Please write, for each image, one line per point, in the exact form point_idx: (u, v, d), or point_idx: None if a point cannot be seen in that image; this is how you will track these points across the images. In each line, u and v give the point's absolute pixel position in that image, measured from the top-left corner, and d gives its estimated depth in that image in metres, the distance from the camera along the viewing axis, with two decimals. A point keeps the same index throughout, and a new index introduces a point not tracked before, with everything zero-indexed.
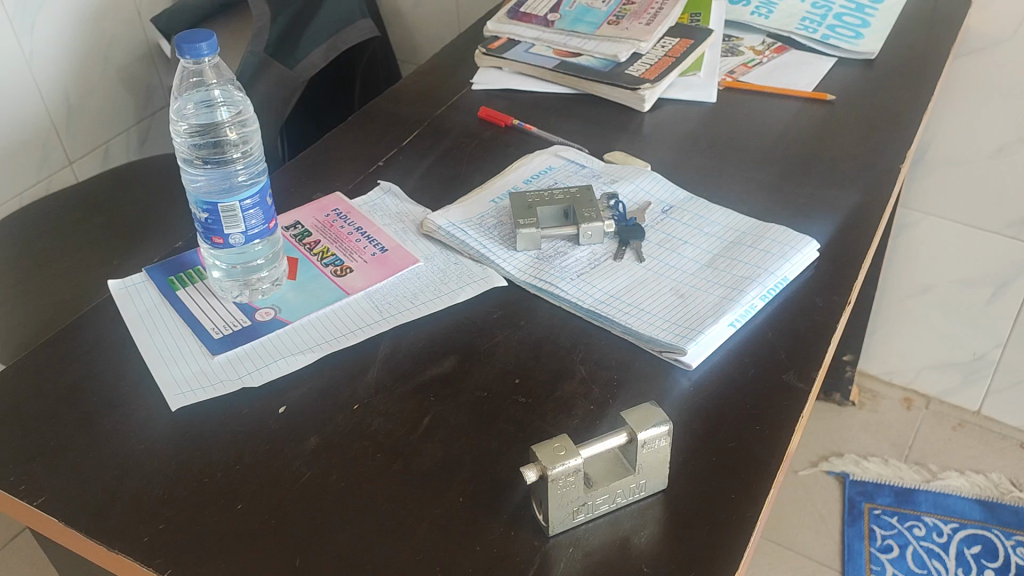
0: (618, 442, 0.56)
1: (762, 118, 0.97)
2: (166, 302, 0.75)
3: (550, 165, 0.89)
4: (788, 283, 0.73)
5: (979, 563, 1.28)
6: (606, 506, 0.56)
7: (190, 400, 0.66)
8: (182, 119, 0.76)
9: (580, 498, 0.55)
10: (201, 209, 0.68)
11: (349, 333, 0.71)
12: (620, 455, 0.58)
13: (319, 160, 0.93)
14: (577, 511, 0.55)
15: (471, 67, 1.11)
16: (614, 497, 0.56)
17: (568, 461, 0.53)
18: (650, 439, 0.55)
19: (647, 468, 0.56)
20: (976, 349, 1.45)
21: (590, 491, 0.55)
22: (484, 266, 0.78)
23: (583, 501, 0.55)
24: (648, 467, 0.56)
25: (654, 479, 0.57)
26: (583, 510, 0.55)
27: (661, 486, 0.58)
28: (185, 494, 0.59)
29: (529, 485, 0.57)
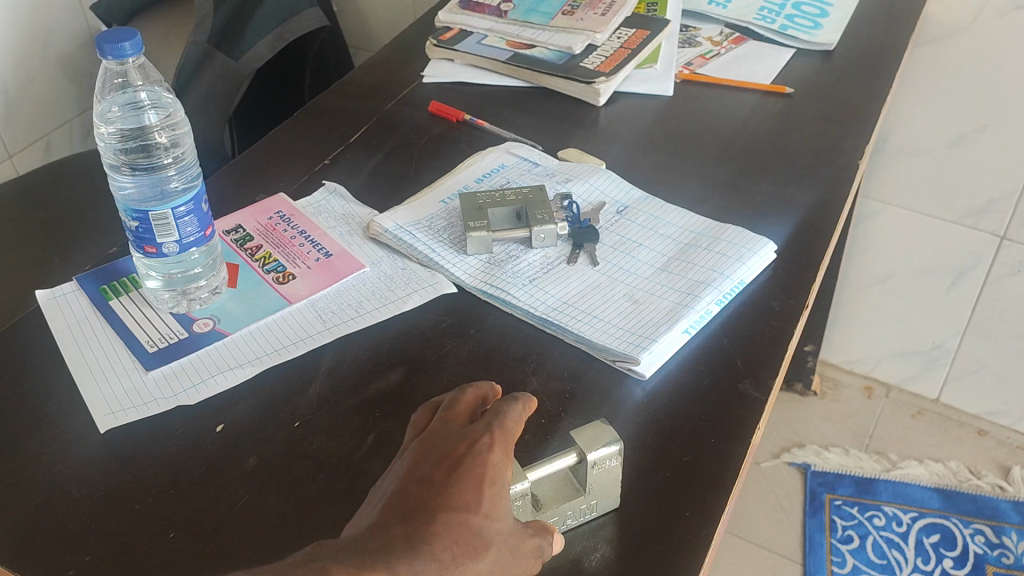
0: (568, 463, 0.54)
1: (720, 112, 0.95)
2: (97, 313, 0.71)
3: (503, 163, 0.86)
4: (744, 286, 0.72)
5: (938, 551, 1.29)
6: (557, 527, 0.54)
7: (122, 420, 0.62)
8: (106, 122, 0.72)
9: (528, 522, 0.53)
10: (131, 218, 0.64)
11: (292, 344, 0.68)
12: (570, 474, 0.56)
13: (262, 159, 0.90)
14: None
15: (422, 58, 1.07)
16: (564, 520, 0.54)
17: (515, 486, 0.51)
18: (601, 460, 0.53)
19: (599, 489, 0.54)
20: (935, 337, 1.45)
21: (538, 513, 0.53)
22: (434, 270, 0.75)
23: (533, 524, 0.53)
24: (600, 488, 0.54)
25: (607, 498, 0.55)
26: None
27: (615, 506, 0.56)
28: (115, 523, 0.56)
29: None
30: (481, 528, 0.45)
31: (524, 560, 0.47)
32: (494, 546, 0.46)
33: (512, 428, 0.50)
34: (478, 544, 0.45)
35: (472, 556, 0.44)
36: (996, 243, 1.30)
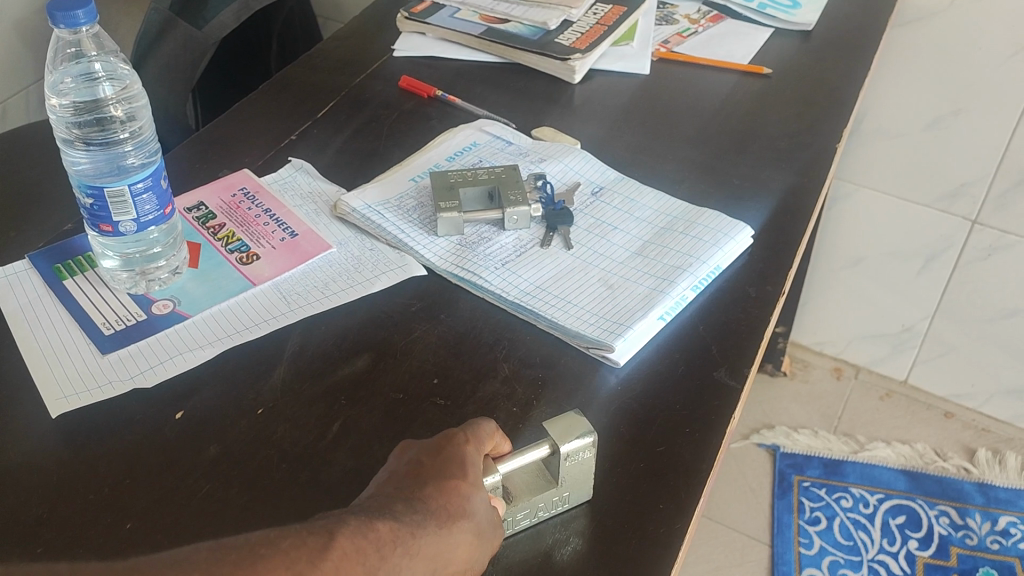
0: (540, 455, 0.53)
1: (698, 91, 0.93)
2: (51, 294, 0.68)
3: (475, 141, 0.84)
4: (720, 272, 0.70)
5: (903, 533, 1.30)
6: (527, 520, 0.53)
7: (76, 406, 0.60)
8: (59, 95, 0.69)
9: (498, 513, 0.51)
10: (85, 195, 0.61)
11: (256, 327, 0.66)
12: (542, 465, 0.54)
13: (225, 133, 0.87)
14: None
15: (393, 31, 1.05)
16: (535, 511, 0.53)
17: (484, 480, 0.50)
18: (573, 453, 0.52)
19: (571, 481, 0.52)
20: (905, 320, 1.46)
21: (508, 506, 0.52)
22: (403, 252, 0.73)
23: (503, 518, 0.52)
24: (573, 481, 0.53)
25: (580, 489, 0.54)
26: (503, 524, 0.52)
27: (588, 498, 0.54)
28: (68, 513, 0.53)
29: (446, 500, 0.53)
30: (468, 494, 0.48)
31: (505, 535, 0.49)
32: (482, 511, 0.48)
33: (488, 431, 0.52)
34: (467, 506, 0.47)
35: (463, 518, 0.47)
36: (967, 227, 1.30)
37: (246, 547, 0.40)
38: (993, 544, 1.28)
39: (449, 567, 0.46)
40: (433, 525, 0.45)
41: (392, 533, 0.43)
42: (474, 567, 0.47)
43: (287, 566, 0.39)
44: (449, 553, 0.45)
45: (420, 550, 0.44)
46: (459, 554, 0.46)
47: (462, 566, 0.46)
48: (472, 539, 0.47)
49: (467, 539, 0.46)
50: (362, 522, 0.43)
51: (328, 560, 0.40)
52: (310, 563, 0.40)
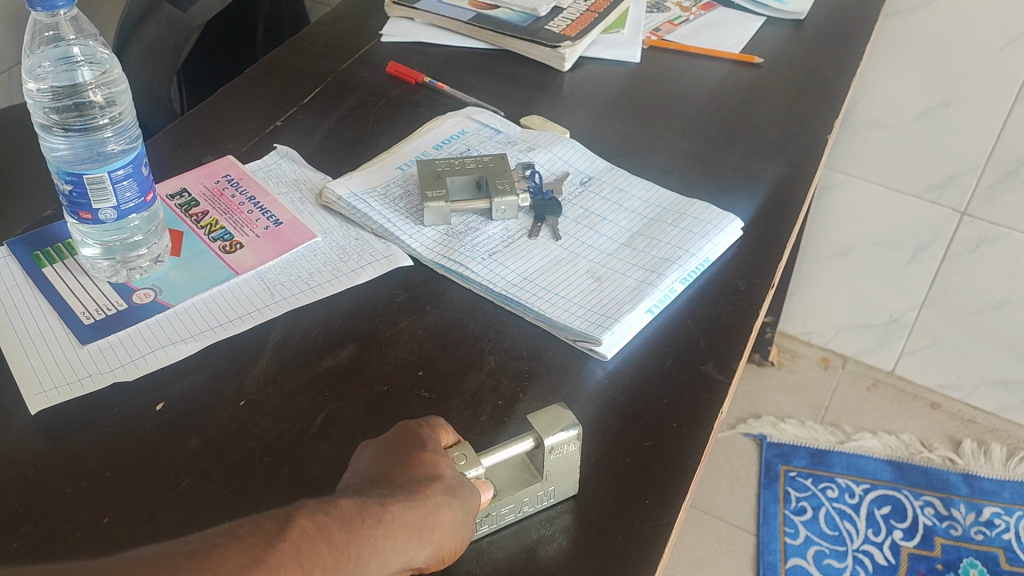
0: (525, 448, 0.52)
1: (689, 80, 0.92)
2: (29, 282, 0.67)
3: (463, 129, 0.83)
4: (709, 264, 0.70)
5: (888, 523, 1.30)
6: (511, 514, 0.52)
7: (54, 397, 0.59)
8: (36, 79, 0.67)
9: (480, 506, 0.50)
10: (64, 181, 0.60)
11: (238, 318, 0.65)
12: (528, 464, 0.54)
13: (209, 118, 0.85)
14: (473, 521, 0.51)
15: (381, 15, 1.03)
16: (520, 505, 0.52)
17: (469, 472, 0.49)
18: (557, 447, 0.51)
19: (558, 475, 0.52)
20: (893, 311, 1.46)
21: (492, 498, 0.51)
22: (389, 242, 0.72)
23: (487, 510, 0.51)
24: (558, 475, 0.52)
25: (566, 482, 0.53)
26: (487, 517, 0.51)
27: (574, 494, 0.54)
28: (44, 508, 0.52)
29: None
30: (432, 463, 0.47)
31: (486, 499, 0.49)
32: (451, 475, 0.47)
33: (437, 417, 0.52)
34: (434, 473, 0.47)
35: (435, 485, 0.46)
36: (956, 218, 1.30)
37: (200, 541, 0.37)
38: (977, 534, 1.28)
39: (434, 533, 0.44)
40: (406, 495, 0.44)
41: (359, 506, 0.42)
42: (461, 533, 0.46)
43: (244, 552, 0.37)
44: (432, 519, 0.44)
45: (396, 518, 0.43)
46: (442, 518, 0.45)
47: (450, 531, 0.45)
48: (451, 501, 0.46)
49: (445, 503, 0.45)
50: (323, 502, 0.41)
51: (286, 542, 0.38)
52: (266, 546, 0.38)
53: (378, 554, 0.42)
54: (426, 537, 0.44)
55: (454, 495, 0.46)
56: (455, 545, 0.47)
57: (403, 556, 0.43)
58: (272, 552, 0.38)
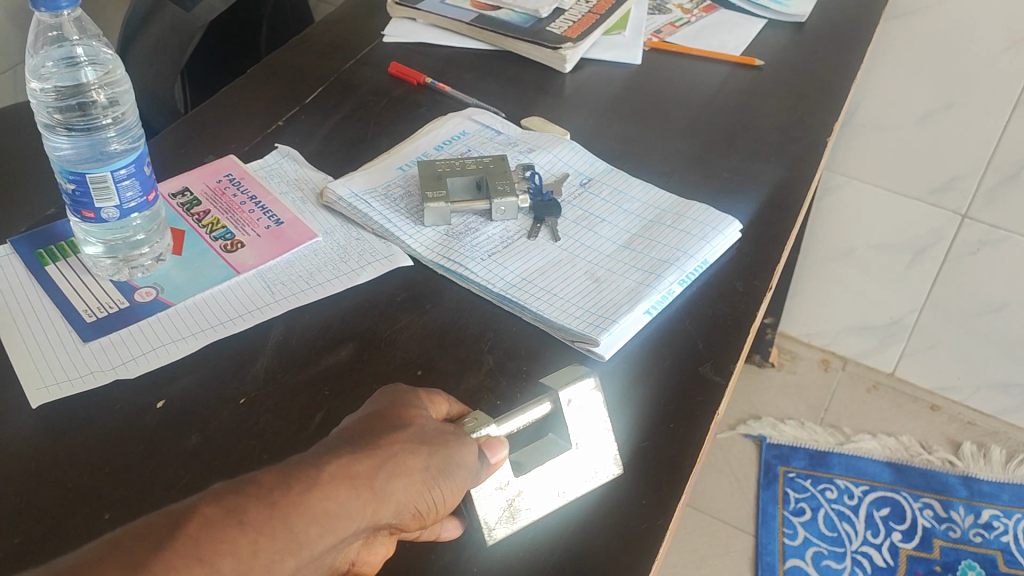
0: (546, 412, 0.54)
1: (689, 82, 0.92)
2: (32, 279, 0.68)
3: (464, 129, 0.84)
4: (707, 266, 0.70)
5: (887, 525, 1.30)
6: (554, 501, 0.53)
7: (56, 394, 0.59)
8: (40, 79, 0.68)
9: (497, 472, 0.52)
10: (67, 180, 0.61)
11: (239, 316, 0.65)
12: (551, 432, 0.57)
13: (211, 118, 0.86)
14: (507, 511, 0.52)
15: (384, 16, 1.04)
16: (562, 489, 0.53)
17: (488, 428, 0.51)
18: (575, 397, 0.55)
19: (588, 438, 0.55)
20: (893, 313, 1.46)
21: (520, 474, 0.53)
22: (389, 241, 0.72)
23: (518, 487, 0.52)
24: (585, 433, 0.55)
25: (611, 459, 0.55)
26: (522, 503, 0.52)
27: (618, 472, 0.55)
28: (45, 502, 0.53)
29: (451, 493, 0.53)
30: (397, 425, 0.47)
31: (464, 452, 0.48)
32: (415, 434, 0.47)
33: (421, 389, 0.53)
34: (394, 434, 0.46)
35: (394, 443, 0.46)
36: (957, 221, 1.30)
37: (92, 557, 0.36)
38: (976, 537, 1.28)
39: (387, 488, 0.44)
40: (356, 451, 0.44)
41: (289, 470, 0.41)
42: (425, 491, 0.45)
43: (133, 555, 0.36)
44: (382, 475, 0.44)
45: (332, 481, 0.42)
46: (397, 474, 0.44)
47: (410, 487, 0.45)
48: (410, 456, 0.45)
49: (400, 461, 0.45)
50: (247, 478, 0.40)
51: (184, 535, 0.37)
52: (159, 543, 0.36)
53: (315, 519, 0.40)
54: (381, 490, 0.43)
55: (415, 451, 0.46)
56: (428, 501, 0.46)
57: (359, 513, 0.42)
58: (163, 550, 0.36)
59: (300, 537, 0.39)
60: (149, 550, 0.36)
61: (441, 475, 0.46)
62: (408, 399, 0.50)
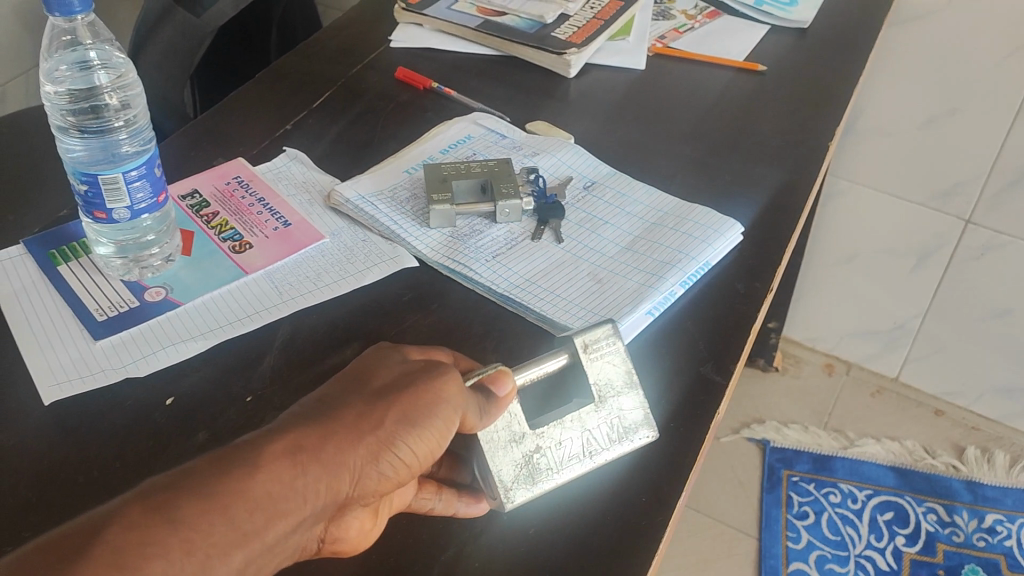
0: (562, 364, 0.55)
1: (692, 87, 0.93)
2: (44, 279, 0.69)
3: (469, 133, 0.85)
4: (709, 268, 0.71)
5: (891, 529, 1.31)
6: (576, 462, 0.54)
7: (68, 391, 0.60)
8: (54, 82, 0.69)
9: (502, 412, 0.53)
10: (80, 181, 0.62)
11: (246, 316, 0.66)
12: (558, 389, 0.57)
13: (220, 122, 0.87)
14: (526, 468, 0.53)
15: (391, 21, 1.05)
16: (586, 451, 0.54)
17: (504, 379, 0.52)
18: (596, 350, 0.55)
19: (612, 396, 0.56)
20: (897, 318, 1.46)
21: (538, 429, 0.54)
22: (395, 243, 0.73)
23: (536, 443, 0.53)
24: (606, 391, 0.56)
25: (642, 423, 0.56)
26: (541, 460, 0.53)
27: (651, 436, 0.56)
28: (56, 496, 0.54)
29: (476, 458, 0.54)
30: (359, 395, 0.47)
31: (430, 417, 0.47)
32: (374, 402, 0.46)
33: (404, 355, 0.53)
34: (353, 405, 0.46)
35: (348, 415, 0.46)
36: (961, 226, 1.31)
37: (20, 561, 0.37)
38: (979, 541, 1.29)
39: (335, 460, 0.43)
40: (308, 426, 0.44)
41: (224, 457, 0.42)
42: (383, 457, 0.45)
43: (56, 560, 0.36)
44: (331, 447, 0.44)
45: (273, 462, 0.42)
46: (348, 446, 0.44)
47: (364, 456, 0.44)
48: (365, 423, 0.45)
49: (353, 433, 0.45)
50: (181, 473, 0.41)
51: (105, 539, 0.37)
52: (82, 548, 0.37)
53: (252, 501, 0.40)
54: (331, 463, 0.43)
55: (367, 415, 0.45)
56: (392, 467, 0.45)
57: (309, 490, 0.42)
58: (84, 554, 0.36)
59: (242, 526, 0.40)
60: (76, 551, 0.37)
61: (402, 434, 0.46)
62: (376, 369, 0.50)
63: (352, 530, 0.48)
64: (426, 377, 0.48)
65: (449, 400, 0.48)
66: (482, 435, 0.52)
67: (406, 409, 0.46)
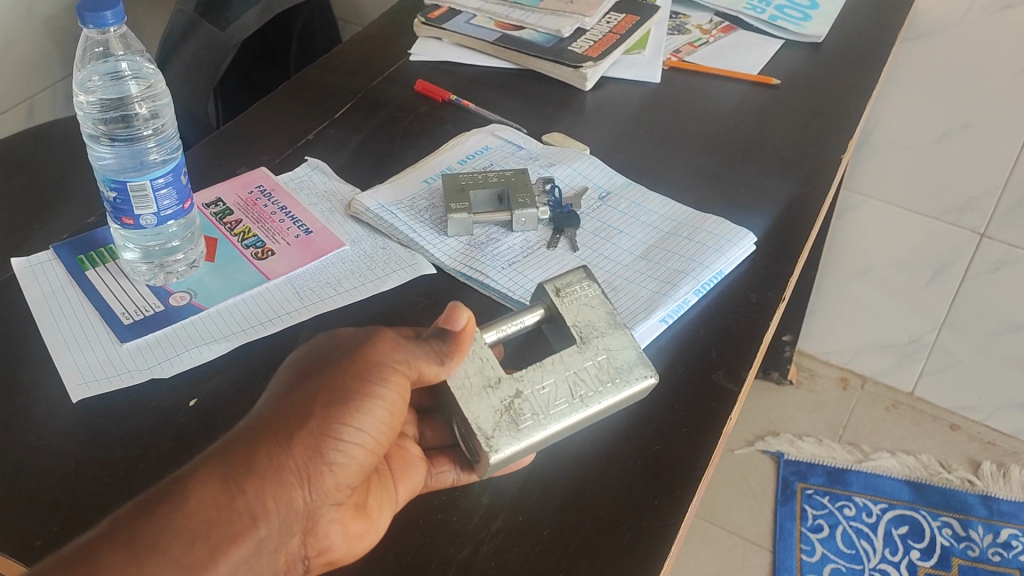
0: (539, 317, 0.57)
1: (707, 100, 0.95)
2: (73, 283, 0.71)
3: (487, 145, 0.86)
4: (723, 277, 0.72)
5: (906, 543, 1.30)
6: (563, 405, 0.53)
7: (95, 392, 0.62)
8: (86, 92, 0.72)
9: (467, 356, 0.54)
10: (109, 188, 0.64)
11: (268, 321, 0.68)
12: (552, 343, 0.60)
13: (244, 133, 0.89)
14: (507, 415, 0.52)
15: (410, 35, 1.07)
16: (573, 394, 0.53)
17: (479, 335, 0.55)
18: (569, 297, 0.58)
19: (594, 337, 0.56)
20: (913, 332, 1.47)
21: (516, 375, 0.54)
22: (414, 251, 0.75)
23: (515, 389, 0.53)
24: (588, 332, 0.56)
25: (635, 366, 0.55)
26: (522, 405, 0.52)
27: (646, 376, 0.55)
28: (82, 494, 0.56)
29: (455, 420, 0.54)
30: (293, 395, 0.48)
31: (365, 394, 0.48)
32: (306, 398, 0.47)
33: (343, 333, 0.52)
34: (288, 406, 0.47)
35: (285, 418, 0.46)
36: (975, 240, 1.31)
37: None
38: (994, 556, 1.28)
39: (277, 467, 0.45)
40: (242, 442, 0.46)
41: (154, 500, 0.44)
42: (329, 448, 0.46)
43: None
44: (269, 459, 0.45)
45: (200, 493, 0.44)
46: (286, 449, 0.45)
47: (306, 453, 0.46)
48: (302, 420, 0.46)
49: (293, 436, 0.46)
50: (111, 525, 0.43)
51: None
52: None
53: (185, 537, 0.43)
54: (271, 472, 0.45)
55: (302, 418, 0.46)
56: (343, 452, 0.47)
57: (252, 507, 0.44)
58: None
59: (181, 561, 0.43)
60: None
61: (345, 424, 0.47)
62: (312, 361, 0.50)
63: (335, 537, 0.48)
64: (362, 356, 0.49)
65: (388, 377, 0.49)
66: (453, 383, 0.52)
67: (342, 395, 0.48)
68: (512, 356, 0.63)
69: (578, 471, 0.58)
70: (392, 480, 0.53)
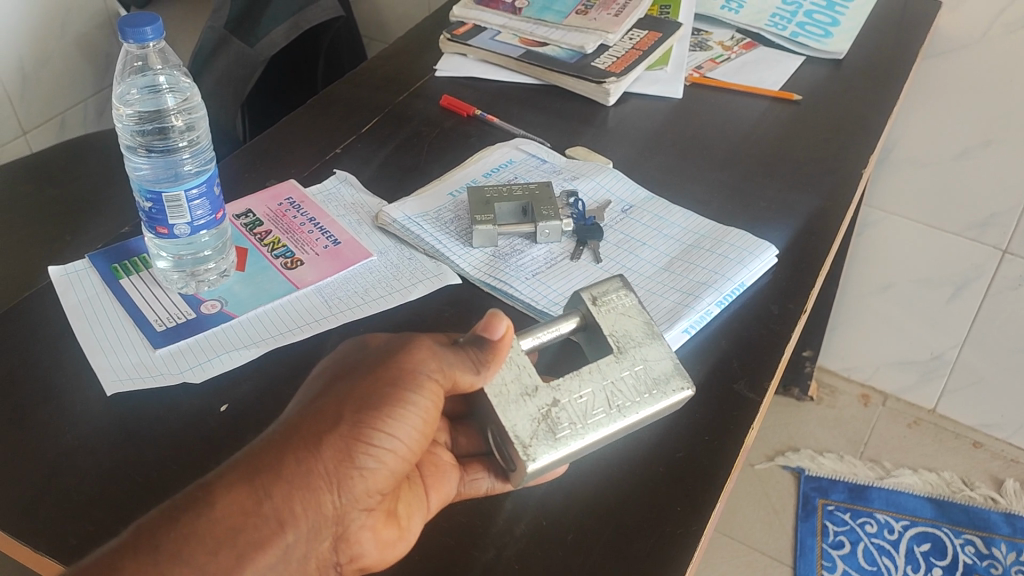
0: (575, 326, 0.57)
1: (729, 116, 0.96)
2: (107, 290, 0.73)
3: (511, 158, 0.88)
4: (745, 288, 0.73)
5: (928, 561, 1.30)
6: (602, 416, 0.53)
7: (128, 395, 0.63)
8: (126, 104, 0.74)
9: (505, 362, 0.54)
10: (145, 198, 0.65)
11: (296, 328, 0.69)
12: (586, 351, 0.60)
13: (274, 146, 0.91)
14: (544, 423, 0.52)
15: (436, 51, 1.09)
16: (613, 405, 0.53)
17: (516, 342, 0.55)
18: (606, 305, 0.58)
19: (632, 347, 0.56)
20: (935, 348, 1.46)
21: (553, 384, 0.54)
22: (439, 262, 0.76)
23: (552, 397, 0.53)
24: (625, 342, 0.56)
25: (674, 377, 0.55)
26: (560, 414, 0.52)
27: (684, 388, 0.55)
28: (115, 494, 0.57)
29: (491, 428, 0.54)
30: (324, 401, 0.49)
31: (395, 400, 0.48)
32: (335, 404, 0.48)
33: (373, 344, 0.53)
34: (318, 412, 0.48)
35: (314, 425, 0.47)
36: (998, 256, 1.31)
37: None
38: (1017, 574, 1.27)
39: (305, 470, 0.46)
40: (271, 447, 0.46)
41: (179, 506, 0.45)
42: (358, 452, 0.47)
43: None
44: (296, 463, 0.46)
45: (223, 498, 0.44)
46: (314, 453, 0.46)
47: (335, 458, 0.46)
48: (330, 426, 0.47)
49: (321, 440, 0.46)
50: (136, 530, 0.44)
51: None
52: None
53: (207, 543, 0.43)
54: (299, 477, 0.45)
55: (330, 424, 0.47)
56: (374, 457, 0.47)
57: (279, 512, 0.45)
58: None
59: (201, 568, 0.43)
60: None
61: (375, 429, 0.47)
62: (341, 372, 0.51)
63: (367, 544, 0.49)
64: (395, 364, 0.50)
65: (419, 385, 0.50)
66: (490, 390, 0.53)
67: (373, 401, 0.48)
68: (543, 367, 0.63)
69: (601, 477, 0.59)
70: (423, 488, 0.54)
